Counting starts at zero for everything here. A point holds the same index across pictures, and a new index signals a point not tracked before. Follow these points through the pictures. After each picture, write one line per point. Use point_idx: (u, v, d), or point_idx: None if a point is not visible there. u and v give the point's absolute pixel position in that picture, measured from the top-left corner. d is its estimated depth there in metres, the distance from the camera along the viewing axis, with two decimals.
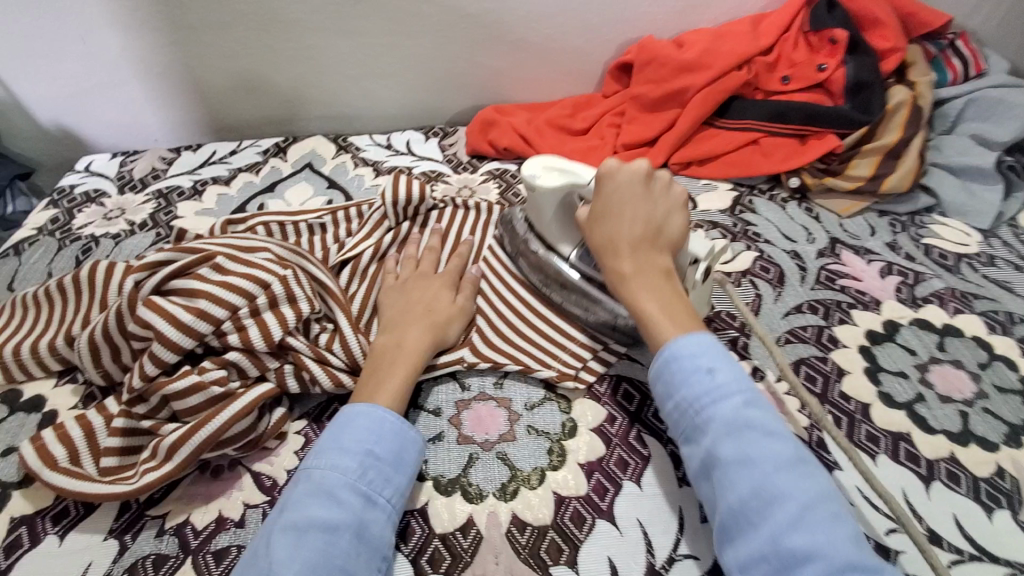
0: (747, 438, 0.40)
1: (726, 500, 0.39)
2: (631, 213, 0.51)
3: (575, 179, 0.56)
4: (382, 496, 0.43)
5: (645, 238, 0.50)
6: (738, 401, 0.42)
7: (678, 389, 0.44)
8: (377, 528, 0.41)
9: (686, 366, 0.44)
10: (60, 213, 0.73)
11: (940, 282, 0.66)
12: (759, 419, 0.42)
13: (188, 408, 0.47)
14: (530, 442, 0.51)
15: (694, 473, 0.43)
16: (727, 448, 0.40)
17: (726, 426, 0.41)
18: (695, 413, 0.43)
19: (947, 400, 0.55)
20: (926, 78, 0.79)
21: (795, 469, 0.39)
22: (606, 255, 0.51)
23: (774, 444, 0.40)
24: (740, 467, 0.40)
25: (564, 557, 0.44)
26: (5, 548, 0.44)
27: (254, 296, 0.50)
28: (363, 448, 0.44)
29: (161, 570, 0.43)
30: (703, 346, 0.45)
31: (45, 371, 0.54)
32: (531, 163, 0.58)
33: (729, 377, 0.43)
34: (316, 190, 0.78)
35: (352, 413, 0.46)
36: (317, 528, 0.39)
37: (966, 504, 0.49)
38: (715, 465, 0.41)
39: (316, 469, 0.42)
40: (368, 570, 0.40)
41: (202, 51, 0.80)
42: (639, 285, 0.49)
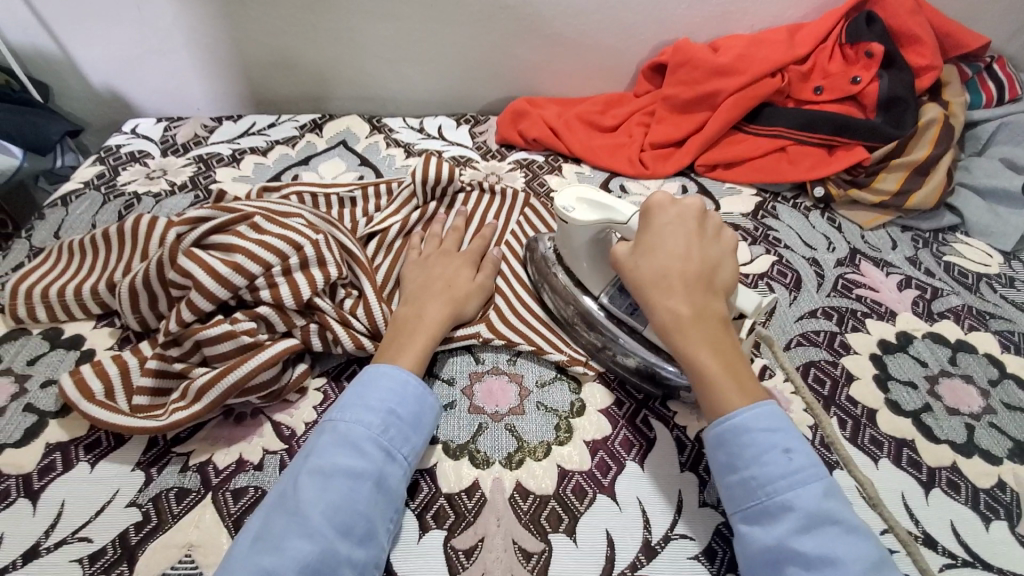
0: (830, 534, 0.38)
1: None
2: (686, 253, 0.48)
3: (612, 216, 0.51)
4: (401, 453, 0.45)
5: (701, 281, 0.47)
6: (818, 490, 0.40)
7: (748, 464, 0.42)
8: (395, 481, 0.44)
9: (760, 443, 0.42)
10: (106, 170, 0.77)
11: (958, 299, 0.66)
12: (840, 512, 0.40)
13: (219, 353, 0.50)
14: (539, 417, 0.53)
15: (758, 561, 0.41)
16: (808, 543, 0.38)
17: (807, 517, 0.39)
18: (768, 497, 0.41)
19: (954, 412, 0.56)
20: (959, 99, 0.80)
21: (877, 575, 0.37)
22: (658, 296, 0.47)
23: (857, 543, 0.38)
24: (823, 567, 0.37)
25: (563, 526, 0.46)
26: (39, 471, 0.47)
27: (287, 256, 0.52)
28: (386, 407, 0.46)
29: (182, 503, 0.45)
30: (772, 421, 0.43)
31: (85, 314, 0.57)
32: (564, 193, 0.54)
33: (808, 461, 0.42)
34: (348, 166, 0.80)
35: (377, 372, 0.48)
36: (342, 475, 0.42)
37: (964, 512, 0.49)
38: (791, 560, 0.38)
39: (342, 422, 0.45)
40: (384, 518, 0.43)
41: (249, 25, 0.83)
42: (699, 334, 0.45)
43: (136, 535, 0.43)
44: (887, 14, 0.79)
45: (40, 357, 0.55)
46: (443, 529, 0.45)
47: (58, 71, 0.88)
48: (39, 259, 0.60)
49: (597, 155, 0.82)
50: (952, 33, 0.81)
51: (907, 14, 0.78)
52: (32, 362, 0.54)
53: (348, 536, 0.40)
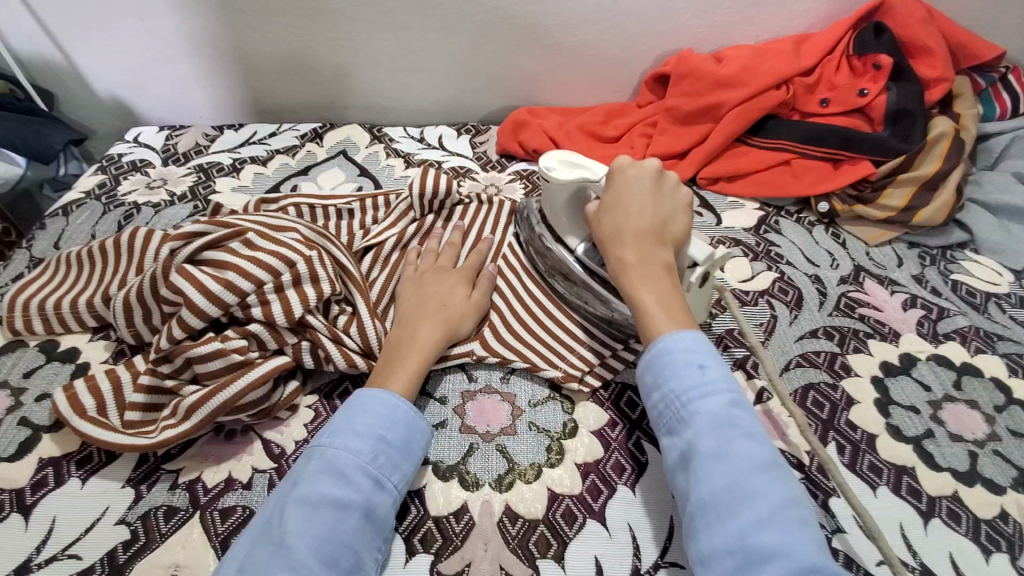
0: (729, 435, 0.40)
1: (699, 493, 0.39)
2: (639, 206, 0.52)
3: (587, 174, 0.57)
4: (390, 481, 0.45)
5: (649, 230, 0.51)
6: (724, 399, 0.42)
7: (667, 380, 0.44)
8: (383, 510, 0.44)
9: (677, 360, 0.44)
10: (108, 179, 0.78)
11: (965, 320, 0.65)
12: (742, 419, 0.41)
13: (209, 371, 0.50)
14: (531, 438, 0.52)
15: (671, 466, 0.43)
16: (708, 442, 0.40)
17: (711, 421, 0.41)
18: (681, 406, 0.43)
19: (958, 439, 0.54)
20: (971, 111, 0.78)
21: (770, 472, 0.39)
22: (612, 245, 0.52)
23: (752, 445, 0.40)
24: (717, 461, 0.39)
25: (551, 551, 0.45)
26: (31, 486, 0.47)
27: (279, 272, 0.52)
28: (377, 433, 0.45)
29: (170, 522, 0.45)
30: (693, 343, 0.45)
31: (81, 327, 0.57)
32: (547, 155, 0.58)
33: (719, 375, 0.44)
34: (347, 176, 0.80)
35: (369, 397, 0.47)
36: (330, 505, 0.41)
37: (964, 544, 0.48)
38: (693, 458, 0.41)
39: (331, 448, 0.44)
40: (371, 548, 0.42)
41: (251, 35, 0.83)
42: (640, 276, 0.50)
43: (124, 554, 0.43)
44: (897, 25, 0.78)
45: (35, 370, 0.55)
46: (430, 553, 0.45)
47: (64, 80, 0.88)
48: (38, 270, 0.61)
49: (598, 166, 0.81)
50: (964, 43, 0.79)
51: (917, 24, 0.76)
52: (28, 375, 0.54)
53: (334, 568, 0.39)
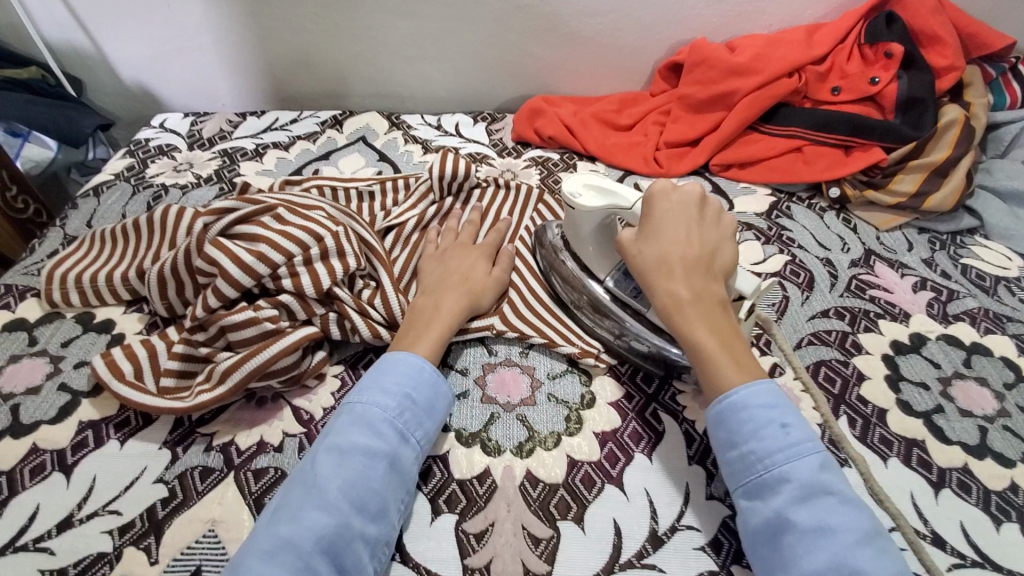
0: (825, 505, 0.40)
1: (801, 569, 0.39)
2: (687, 236, 0.51)
3: (617, 202, 0.54)
4: (414, 437, 0.47)
5: (702, 265, 0.50)
6: (813, 463, 0.42)
7: (746, 439, 0.44)
8: (408, 463, 0.46)
9: (758, 418, 0.44)
10: (136, 162, 0.80)
11: (975, 301, 0.66)
12: (834, 484, 0.41)
13: (242, 338, 0.52)
14: (550, 408, 0.54)
15: (756, 534, 0.42)
16: (803, 514, 0.40)
17: (802, 489, 0.41)
18: (766, 470, 0.43)
19: (967, 414, 0.56)
20: (982, 100, 0.79)
21: (870, 544, 0.39)
22: (660, 278, 0.50)
23: (848, 513, 0.40)
24: (816, 535, 0.39)
25: (571, 513, 0.47)
26: (72, 446, 0.49)
27: (308, 246, 0.54)
28: (401, 392, 0.47)
29: (207, 480, 0.47)
30: (767, 398, 0.45)
31: (116, 299, 0.60)
32: (572, 180, 0.56)
33: (804, 436, 0.43)
34: (367, 161, 0.82)
35: (394, 359, 0.50)
36: (359, 453, 0.43)
37: (974, 513, 0.49)
38: (789, 529, 0.40)
39: (359, 404, 0.46)
40: (397, 498, 0.44)
41: (274, 23, 0.85)
42: (697, 313, 0.48)
43: (163, 510, 0.45)
44: (908, 15, 0.79)
45: (73, 340, 0.57)
46: (455, 512, 0.47)
47: (91, 67, 0.91)
48: (74, 246, 0.63)
49: (613, 153, 0.83)
50: (975, 32, 0.79)
51: (928, 14, 0.78)
52: (67, 344, 0.57)
53: (362, 511, 0.42)
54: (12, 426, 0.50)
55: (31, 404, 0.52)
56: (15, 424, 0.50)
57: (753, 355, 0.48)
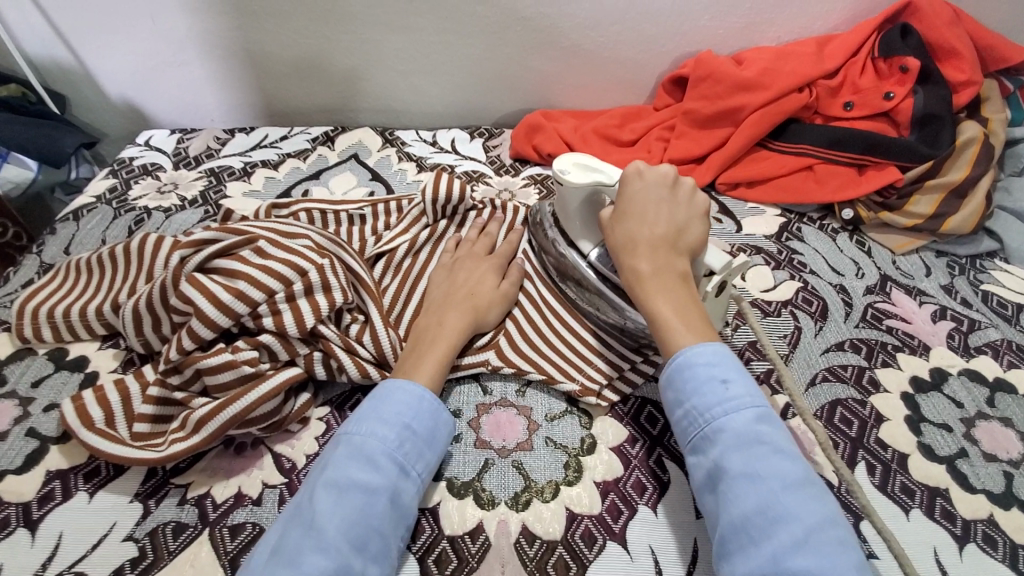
0: (757, 454, 0.39)
1: (729, 514, 0.38)
2: (654, 210, 0.51)
3: (603, 180, 0.55)
4: (414, 468, 0.44)
5: (666, 239, 0.50)
6: (750, 415, 0.41)
7: (689, 396, 0.43)
8: (407, 497, 0.43)
9: (700, 375, 0.43)
10: (119, 183, 0.77)
11: (997, 332, 0.62)
12: (770, 435, 0.40)
13: (219, 383, 0.49)
14: (547, 454, 0.50)
15: (699, 485, 0.42)
16: (735, 462, 0.40)
17: (737, 439, 0.40)
18: (706, 424, 0.42)
19: (992, 459, 0.52)
20: (1000, 116, 0.76)
21: (801, 490, 0.38)
22: (624, 253, 0.51)
23: (782, 462, 0.39)
24: (747, 483, 0.39)
25: (570, 575, 0.44)
26: (38, 500, 0.46)
27: (291, 281, 0.51)
28: (401, 421, 0.44)
29: (179, 538, 0.44)
30: (716, 356, 0.44)
31: (90, 334, 0.57)
32: (562, 157, 0.56)
33: (743, 391, 0.42)
34: (359, 181, 0.79)
35: (394, 387, 0.46)
36: (358, 489, 0.40)
37: (1003, 571, 0.46)
38: (722, 477, 0.40)
39: (358, 434, 0.43)
40: (396, 534, 0.41)
41: (262, 36, 0.82)
42: (655, 285, 0.48)
43: (131, 573, 0.42)
44: (924, 27, 0.75)
45: (44, 379, 0.54)
46: (445, 574, 0.43)
47: (76, 83, 0.88)
48: (49, 276, 0.60)
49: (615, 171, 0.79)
50: (993, 44, 0.76)
51: (944, 25, 0.74)
52: (37, 384, 0.54)
53: (363, 551, 0.39)
54: None
55: None
56: None
57: (713, 327, 0.47)
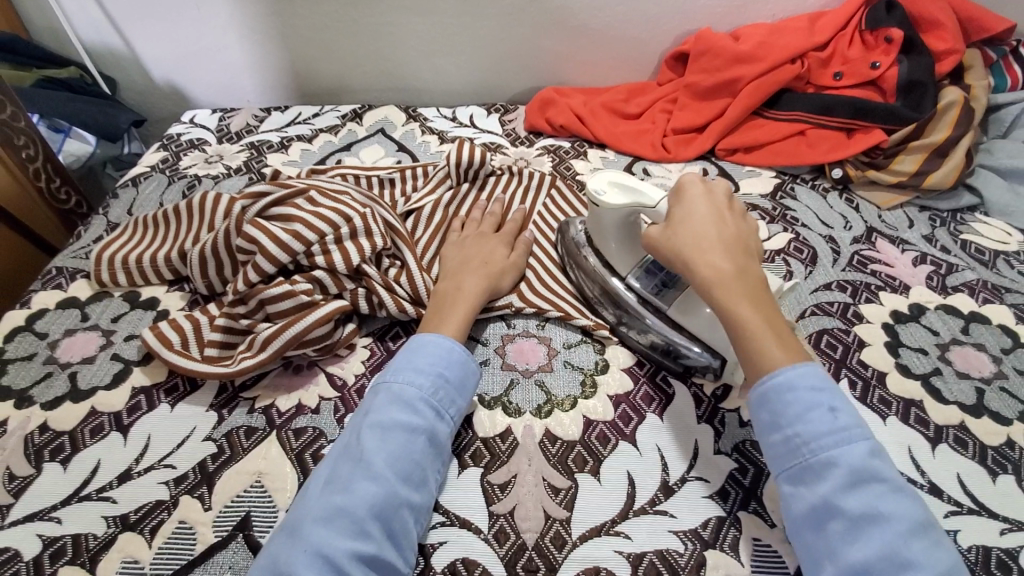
0: (875, 492, 0.40)
1: (849, 556, 0.39)
2: (720, 224, 0.52)
3: (642, 200, 0.55)
4: (448, 412, 0.50)
5: (737, 249, 0.51)
6: (863, 449, 0.42)
7: (791, 423, 0.44)
8: (444, 437, 0.48)
9: (803, 399, 0.44)
10: (169, 155, 0.84)
11: (973, 274, 0.69)
12: (885, 472, 0.41)
13: (280, 311, 0.56)
14: (566, 374, 0.57)
15: (800, 518, 0.42)
16: (854, 501, 0.40)
17: (853, 475, 0.41)
18: (815, 456, 0.42)
19: (964, 376, 0.58)
20: (981, 82, 0.81)
21: (922, 535, 0.39)
22: (700, 257, 0.50)
23: (899, 501, 0.40)
24: (869, 523, 0.39)
25: (588, 466, 0.50)
26: (127, 409, 0.53)
27: (339, 226, 0.59)
28: (436, 370, 0.50)
29: (251, 438, 0.51)
30: (813, 379, 0.45)
31: (159, 279, 0.64)
32: (596, 177, 0.57)
33: (851, 422, 0.43)
34: (387, 151, 0.86)
35: (425, 340, 0.52)
36: (399, 429, 0.46)
37: (970, 465, 0.52)
38: (837, 516, 0.40)
39: (397, 382, 0.49)
40: (435, 468, 0.47)
41: (296, 22, 0.89)
42: (742, 294, 0.48)
43: (213, 464, 0.49)
44: (907, 2, 0.81)
45: (122, 315, 0.61)
46: (480, 466, 0.50)
47: (124, 67, 0.96)
48: (118, 232, 0.67)
49: (622, 141, 0.86)
50: (974, 16, 0.81)
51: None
52: (116, 319, 0.61)
53: (407, 481, 0.44)
54: (71, 392, 0.54)
55: (87, 371, 0.56)
56: (74, 390, 0.54)
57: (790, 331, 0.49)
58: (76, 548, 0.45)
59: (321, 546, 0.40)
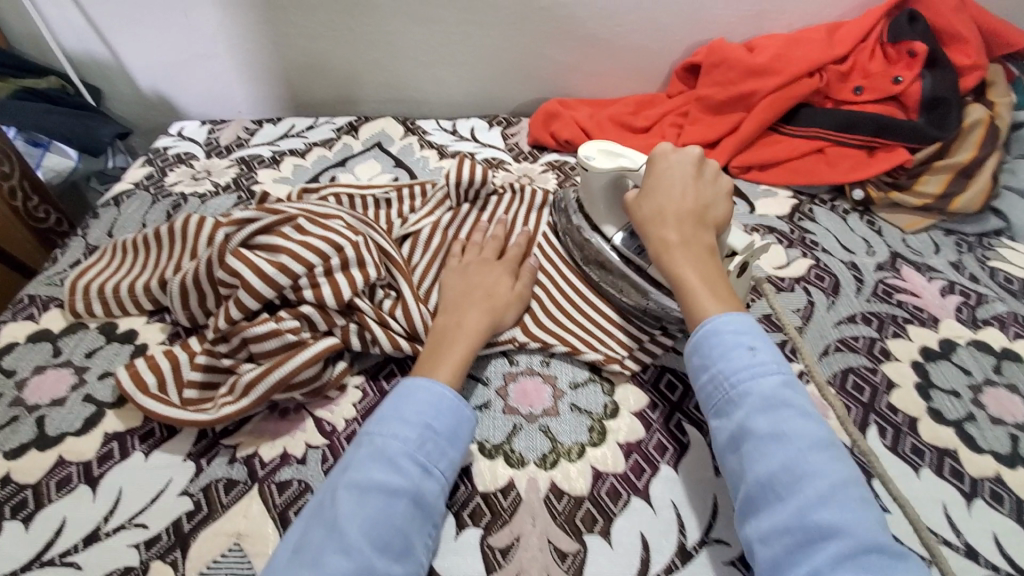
0: (782, 415, 0.41)
1: (754, 472, 0.40)
2: (682, 188, 0.54)
3: (626, 164, 0.58)
4: (437, 468, 0.45)
5: (692, 213, 0.53)
6: (776, 379, 0.43)
7: (715, 360, 0.45)
8: (432, 497, 0.44)
9: (729, 342, 0.45)
10: (154, 171, 0.80)
11: (1005, 306, 0.64)
12: (796, 399, 0.42)
13: (265, 350, 0.52)
14: (573, 418, 0.53)
15: (721, 447, 0.44)
16: (761, 423, 0.41)
17: (763, 401, 0.42)
18: (730, 387, 0.44)
19: (999, 422, 0.54)
20: (1007, 99, 0.77)
21: (826, 451, 0.40)
22: (651, 223, 0.54)
23: (807, 423, 0.41)
24: (773, 442, 0.40)
25: (597, 526, 0.46)
26: (98, 458, 0.49)
27: (328, 256, 0.54)
28: (422, 421, 0.46)
29: (231, 493, 0.47)
30: (746, 329, 0.46)
31: (138, 310, 0.60)
32: (587, 144, 0.60)
33: (769, 357, 0.44)
34: (383, 167, 0.82)
35: (414, 386, 0.48)
36: (379, 491, 0.42)
37: (1009, 524, 0.48)
38: (747, 438, 0.41)
39: (379, 435, 0.45)
40: (420, 533, 0.43)
41: (288, 30, 0.85)
42: (682, 255, 0.51)
43: (188, 523, 0.45)
44: (931, 13, 0.77)
45: (97, 350, 0.57)
46: (480, 526, 0.46)
47: (109, 76, 0.92)
48: (95, 257, 0.63)
49: None
50: (1001, 28, 0.77)
51: (949, 11, 0.76)
52: (91, 355, 0.57)
53: (385, 551, 0.40)
54: (37, 439, 0.50)
55: (56, 415, 0.52)
56: (41, 436, 0.50)
57: (738, 295, 0.50)
58: None
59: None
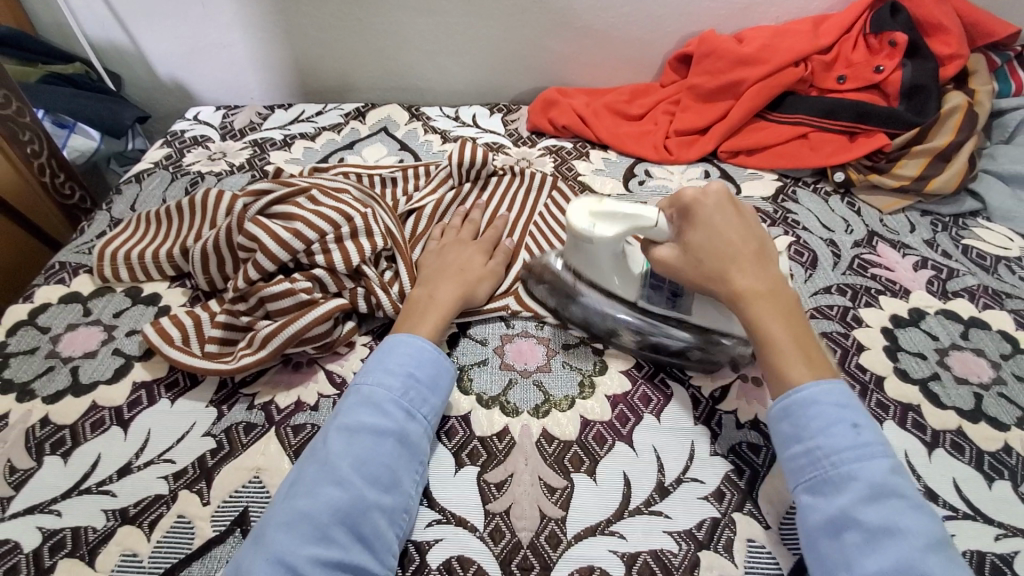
0: (893, 506, 0.40)
1: (864, 568, 0.38)
2: (735, 234, 0.50)
3: (635, 223, 0.51)
4: (420, 412, 0.50)
5: (756, 258, 0.50)
6: (882, 464, 0.42)
7: (813, 435, 0.43)
8: (417, 438, 0.48)
9: (827, 414, 0.44)
10: (173, 152, 0.85)
11: (974, 279, 0.68)
12: (905, 489, 0.41)
13: (280, 308, 0.56)
14: (564, 374, 0.57)
15: (814, 528, 0.41)
16: (871, 513, 0.39)
17: (871, 488, 0.40)
18: (833, 467, 0.42)
19: (963, 382, 0.58)
20: (987, 87, 0.81)
21: (939, 552, 0.38)
22: (725, 276, 0.49)
23: (918, 518, 0.39)
24: (886, 535, 0.39)
25: (584, 467, 0.50)
26: (128, 404, 0.54)
27: (339, 225, 0.59)
28: (405, 370, 0.50)
29: (250, 434, 0.51)
30: (838, 393, 0.45)
31: (161, 275, 0.64)
32: (575, 215, 0.52)
33: (874, 437, 0.43)
34: (389, 150, 0.86)
35: (397, 341, 0.52)
36: (367, 431, 0.46)
37: (967, 470, 0.52)
38: (853, 527, 0.40)
39: (367, 385, 0.49)
40: (409, 469, 0.47)
41: (301, 21, 0.90)
42: (769, 308, 0.48)
43: (212, 459, 0.50)
44: (913, 5, 0.81)
45: (124, 311, 0.62)
46: (476, 465, 0.51)
47: (130, 63, 0.96)
48: (121, 227, 0.68)
49: (623, 142, 0.86)
50: (980, 20, 0.81)
51: (933, 3, 0.80)
52: (118, 315, 0.61)
53: (375, 484, 0.45)
54: (73, 386, 0.55)
55: (89, 366, 0.56)
56: (76, 384, 0.55)
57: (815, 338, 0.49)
58: (76, 541, 0.45)
59: (283, 554, 0.40)
